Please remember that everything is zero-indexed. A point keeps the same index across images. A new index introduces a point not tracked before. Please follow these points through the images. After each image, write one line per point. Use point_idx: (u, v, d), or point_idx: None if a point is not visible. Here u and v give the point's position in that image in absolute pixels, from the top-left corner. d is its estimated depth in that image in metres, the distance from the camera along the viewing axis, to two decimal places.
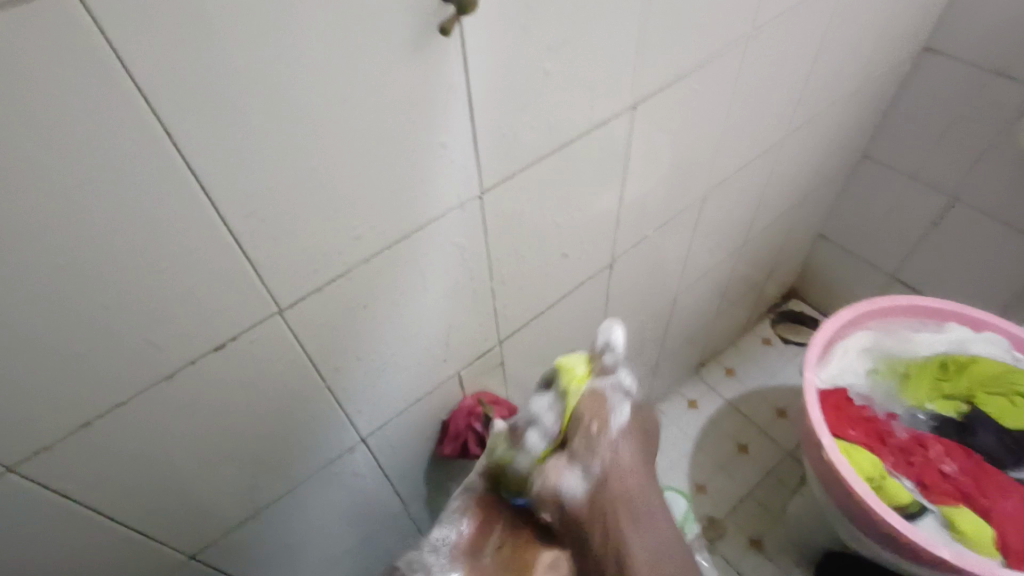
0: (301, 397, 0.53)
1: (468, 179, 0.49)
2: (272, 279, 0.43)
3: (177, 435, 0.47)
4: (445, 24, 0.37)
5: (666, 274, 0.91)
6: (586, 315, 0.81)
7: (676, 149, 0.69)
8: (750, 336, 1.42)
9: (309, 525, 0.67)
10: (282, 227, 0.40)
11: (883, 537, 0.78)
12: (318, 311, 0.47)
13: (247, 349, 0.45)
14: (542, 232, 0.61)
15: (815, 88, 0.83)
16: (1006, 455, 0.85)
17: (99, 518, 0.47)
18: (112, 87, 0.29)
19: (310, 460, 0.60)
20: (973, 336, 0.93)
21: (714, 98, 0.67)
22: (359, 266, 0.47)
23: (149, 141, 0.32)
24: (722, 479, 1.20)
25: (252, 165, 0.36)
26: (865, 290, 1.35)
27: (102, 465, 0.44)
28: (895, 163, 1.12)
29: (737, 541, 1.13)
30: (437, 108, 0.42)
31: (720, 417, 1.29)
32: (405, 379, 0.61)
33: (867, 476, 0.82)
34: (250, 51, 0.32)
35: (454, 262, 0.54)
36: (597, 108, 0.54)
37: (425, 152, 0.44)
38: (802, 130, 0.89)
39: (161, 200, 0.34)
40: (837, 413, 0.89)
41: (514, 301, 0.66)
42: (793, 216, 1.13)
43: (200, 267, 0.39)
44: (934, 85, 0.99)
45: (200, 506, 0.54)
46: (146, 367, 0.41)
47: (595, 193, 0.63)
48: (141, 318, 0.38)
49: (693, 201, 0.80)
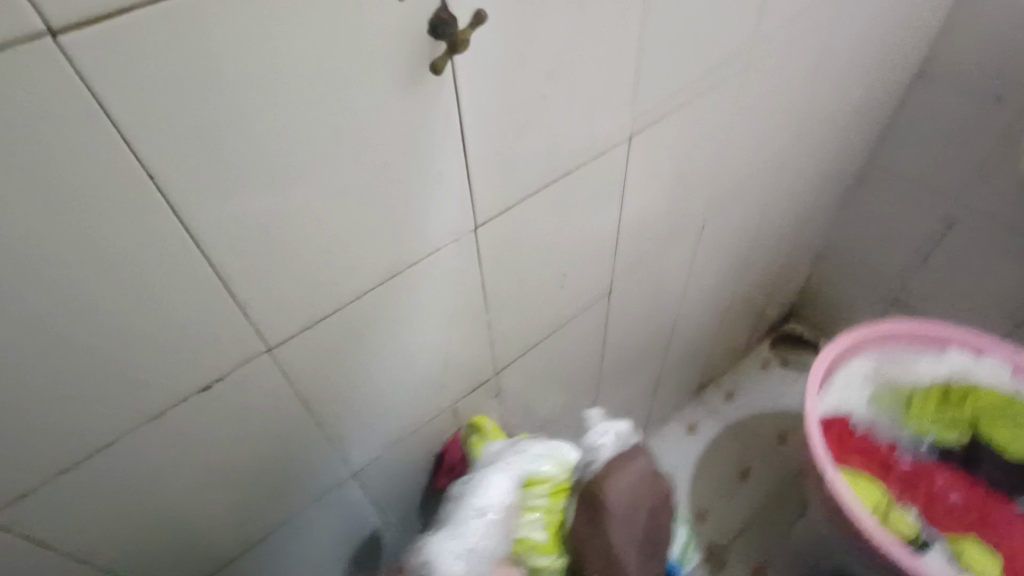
0: (291, 434, 0.52)
1: (463, 212, 0.48)
2: (261, 318, 0.42)
3: (161, 477, 0.45)
4: (437, 63, 0.37)
5: (665, 299, 0.90)
6: (584, 342, 0.80)
7: (674, 178, 0.68)
8: (750, 358, 1.41)
9: (299, 562, 0.65)
10: (272, 266, 0.40)
11: (890, 571, 0.77)
12: (309, 348, 0.46)
13: (235, 389, 0.44)
14: (540, 262, 0.60)
15: (812, 115, 0.83)
16: (1011, 487, 0.85)
17: (77, 561, 0.46)
18: (95, 131, 0.29)
19: (299, 498, 0.58)
20: (974, 362, 0.90)
21: (712, 126, 0.66)
22: (351, 302, 0.46)
23: (133, 185, 0.31)
24: (723, 506, 1.18)
25: (241, 206, 0.35)
26: (865, 312, 1.34)
27: (82, 510, 0.43)
28: (892, 186, 1.12)
29: (740, 570, 1.10)
30: (431, 145, 0.42)
31: (721, 441, 1.27)
32: (398, 413, 0.60)
33: (873, 507, 0.81)
34: (239, 93, 0.31)
35: (449, 295, 0.53)
36: (595, 139, 0.54)
37: (418, 188, 0.43)
38: (799, 156, 0.89)
39: (145, 244, 0.34)
40: (841, 441, 0.89)
41: (511, 331, 0.65)
42: (791, 239, 1.13)
43: (185, 309, 0.38)
44: (932, 109, 0.99)
45: (185, 547, 0.52)
46: (129, 411, 0.40)
47: (593, 222, 0.63)
48: (124, 362, 0.37)
49: (692, 226, 0.80)
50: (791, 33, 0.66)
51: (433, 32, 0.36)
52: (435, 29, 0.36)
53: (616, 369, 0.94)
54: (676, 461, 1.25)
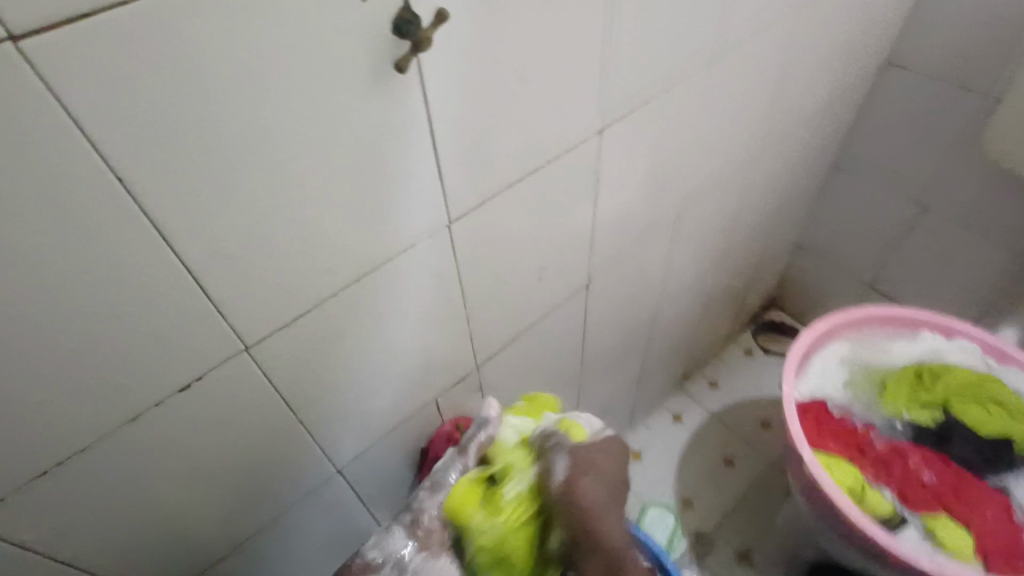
0: (273, 433, 0.52)
1: (436, 208, 0.49)
2: (236, 318, 0.42)
3: (140, 479, 0.45)
4: (401, 62, 0.38)
5: (646, 290, 0.91)
6: (567, 334, 0.81)
7: (649, 170, 0.69)
8: (733, 347, 1.43)
9: (287, 560, 0.66)
10: (246, 266, 0.40)
11: (866, 549, 0.79)
12: (287, 346, 0.47)
13: (214, 388, 0.45)
14: (518, 256, 0.61)
15: (784, 108, 0.85)
16: (982, 462, 0.86)
17: (62, 565, 0.46)
18: (64, 133, 0.29)
19: (283, 496, 0.59)
20: (945, 344, 0.96)
21: (683, 118, 0.68)
22: (328, 299, 0.47)
23: (101, 186, 0.32)
24: (709, 493, 1.20)
25: (212, 205, 0.36)
26: (843, 299, 1.37)
27: (61, 515, 0.43)
28: (867, 175, 1.14)
29: (726, 554, 1.12)
30: (401, 141, 0.42)
31: (706, 430, 1.29)
32: (381, 409, 0.61)
33: (849, 488, 0.83)
34: (204, 94, 0.32)
35: (427, 290, 0.54)
36: (566, 134, 0.55)
37: (389, 185, 0.44)
38: (772, 146, 0.91)
39: (115, 247, 0.34)
40: (817, 425, 0.90)
41: (491, 325, 0.66)
42: (769, 228, 1.15)
43: (159, 308, 0.38)
44: (903, 99, 1.02)
45: (172, 547, 0.53)
46: (106, 413, 0.40)
47: (570, 215, 0.64)
48: (97, 364, 0.38)
49: (669, 218, 0.81)
50: (758, 27, 0.67)
51: (398, 30, 0.37)
52: (398, 28, 0.37)
53: (600, 360, 0.95)
54: (662, 451, 1.27)
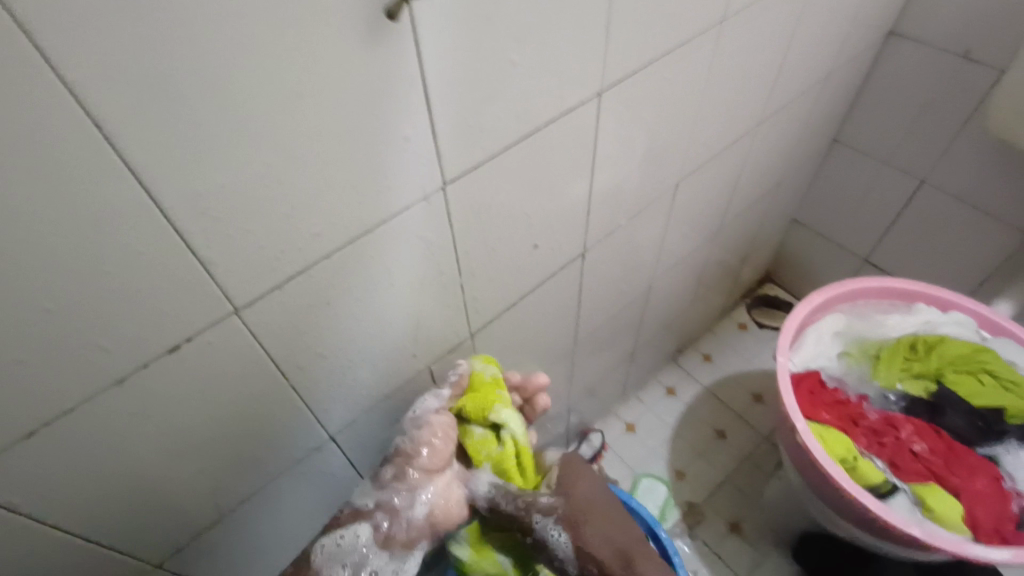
0: (265, 396, 0.51)
1: (431, 170, 0.47)
2: (226, 279, 0.41)
3: (133, 440, 0.45)
4: (393, 8, 0.36)
5: (642, 262, 0.91)
6: (561, 305, 0.80)
7: (647, 139, 0.68)
8: (727, 322, 1.44)
9: (281, 526, 0.66)
10: (237, 223, 0.39)
11: (858, 517, 0.79)
12: (279, 310, 0.46)
13: (203, 351, 0.44)
14: (513, 222, 0.60)
15: (785, 75, 0.83)
16: (973, 434, 0.87)
17: (54, 528, 0.46)
18: (42, 81, 0.28)
19: (275, 461, 0.58)
20: (940, 317, 0.96)
21: (684, 83, 0.66)
22: (320, 262, 0.46)
23: (83, 136, 0.30)
24: (700, 465, 1.21)
25: (198, 159, 0.34)
26: (837, 274, 1.36)
27: (53, 475, 0.43)
28: (866, 148, 1.13)
29: (715, 524, 1.14)
30: (393, 97, 0.41)
31: (699, 403, 1.30)
32: (373, 377, 0.60)
33: (840, 458, 0.83)
34: (187, 39, 0.30)
35: (419, 256, 0.53)
36: (563, 97, 0.53)
37: (384, 145, 0.43)
38: (774, 116, 0.89)
39: (98, 202, 0.33)
40: (810, 397, 0.90)
41: (486, 292, 0.65)
42: (766, 201, 1.14)
43: (142, 265, 0.37)
44: (904, 73, 1.00)
45: (165, 511, 0.53)
46: (95, 373, 0.39)
47: (567, 182, 0.62)
48: (84, 325, 0.37)
49: (666, 189, 0.80)
50: None
51: None
52: None
53: (595, 331, 0.94)
54: (654, 425, 1.27)
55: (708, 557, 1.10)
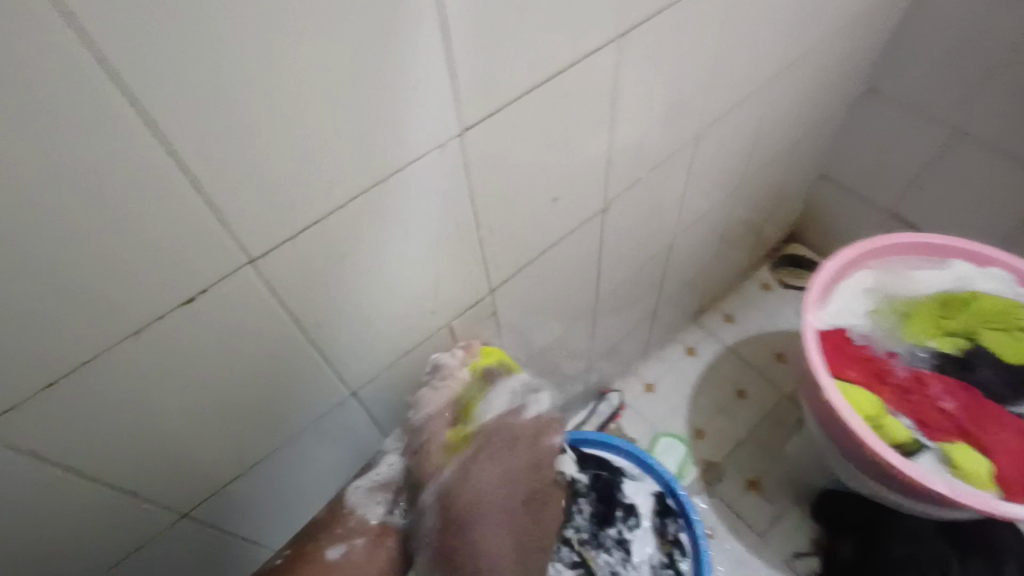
0: (285, 350, 0.51)
1: (447, 116, 0.45)
2: (241, 230, 0.40)
3: (156, 392, 0.45)
4: None
5: (664, 219, 0.88)
6: (581, 261, 0.78)
7: (671, 86, 0.65)
8: (750, 281, 1.41)
9: (306, 478, 0.67)
10: (249, 171, 0.38)
11: (881, 473, 0.78)
12: (295, 262, 0.45)
13: (220, 304, 0.43)
14: (532, 173, 0.58)
15: (817, 17, 0.78)
16: (1006, 391, 0.85)
17: (84, 477, 0.47)
18: (38, 16, 0.26)
19: (297, 416, 0.59)
20: (975, 274, 0.92)
21: (709, 25, 0.62)
22: (335, 213, 0.44)
23: (87, 77, 0.29)
24: (720, 424, 1.21)
25: (206, 102, 0.33)
26: (866, 231, 1.32)
27: (79, 426, 0.43)
28: (901, 97, 1.08)
29: (734, 482, 1.14)
30: (406, 36, 0.38)
31: (719, 362, 1.29)
32: (392, 333, 0.60)
33: (866, 415, 0.82)
34: None
35: (437, 207, 0.52)
36: (582, 38, 0.50)
37: (398, 87, 0.41)
38: (803, 63, 0.85)
39: (106, 147, 0.32)
40: (836, 354, 0.88)
41: (505, 248, 0.63)
42: (793, 155, 1.10)
43: (154, 214, 0.36)
44: (945, 15, 0.94)
45: (191, 462, 0.53)
46: (114, 325, 0.39)
47: (588, 132, 0.60)
48: (100, 276, 0.36)
49: (689, 140, 0.77)
50: None
51: None
52: None
53: (615, 289, 0.93)
54: (674, 385, 1.26)
55: (726, 513, 1.11)
